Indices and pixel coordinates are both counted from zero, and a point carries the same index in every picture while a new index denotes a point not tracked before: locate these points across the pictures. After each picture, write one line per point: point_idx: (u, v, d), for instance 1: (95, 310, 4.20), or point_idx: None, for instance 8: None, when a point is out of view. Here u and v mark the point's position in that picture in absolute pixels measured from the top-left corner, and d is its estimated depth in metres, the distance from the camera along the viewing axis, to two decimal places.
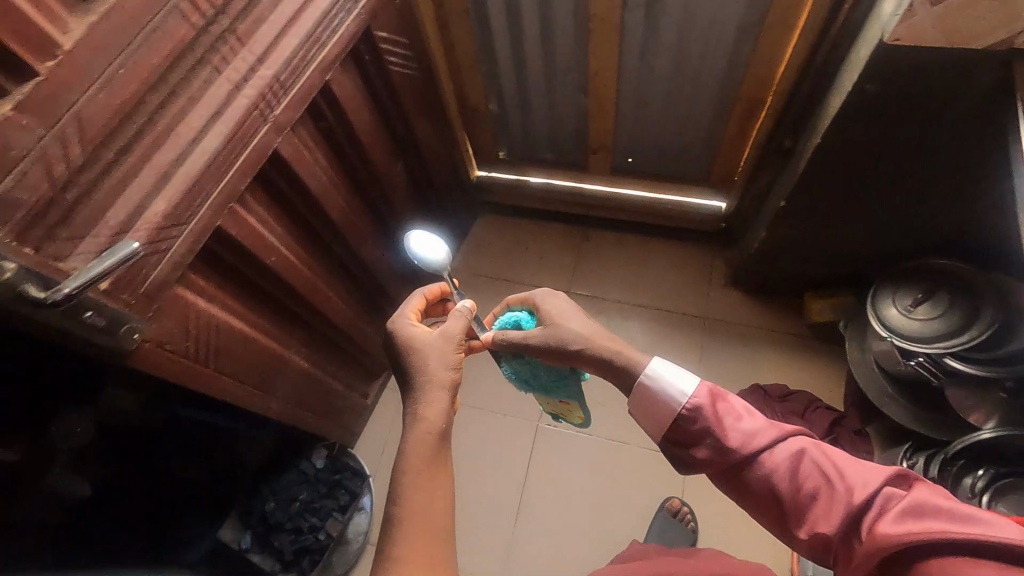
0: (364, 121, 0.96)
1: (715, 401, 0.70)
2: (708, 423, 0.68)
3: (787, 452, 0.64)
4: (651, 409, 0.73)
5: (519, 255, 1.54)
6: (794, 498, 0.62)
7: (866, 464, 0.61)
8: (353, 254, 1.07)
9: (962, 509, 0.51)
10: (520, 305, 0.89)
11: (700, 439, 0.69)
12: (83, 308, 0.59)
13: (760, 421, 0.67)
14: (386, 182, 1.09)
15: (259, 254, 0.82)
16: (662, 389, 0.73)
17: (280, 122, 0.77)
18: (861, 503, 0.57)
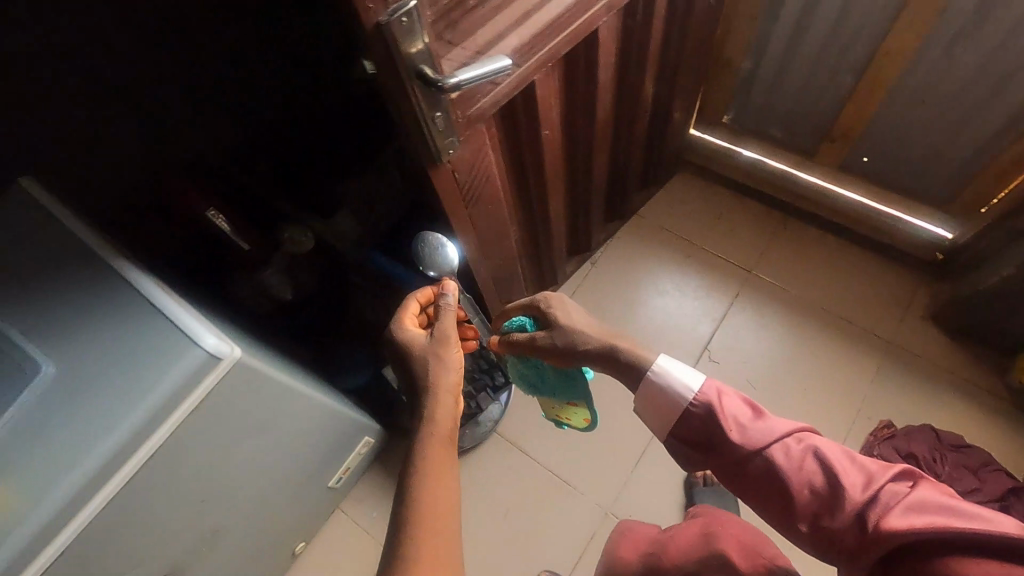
0: (657, 35, 0.97)
1: (718, 397, 0.69)
2: (714, 415, 0.68)
3: (789, 448, 0.62)
4: (660, 401, 0.73)
5: (709, 222, 1.52)
6: (797, 495, 0.60)
7: (862, 459, 0.60)
8: (591, 160, 1.10)
9: (961, 504, 0.52)
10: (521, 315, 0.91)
11: (710, 435, 0.68)
12: (436, 107, 0.66)
13: (765, 417, 0.66)
14: (642, 103, 1.11)
15: (541, 123, 0.87)
16: (668, 386, 0.73)
17: (611, 2, 0.80)
18: (864, 500, 0.56)
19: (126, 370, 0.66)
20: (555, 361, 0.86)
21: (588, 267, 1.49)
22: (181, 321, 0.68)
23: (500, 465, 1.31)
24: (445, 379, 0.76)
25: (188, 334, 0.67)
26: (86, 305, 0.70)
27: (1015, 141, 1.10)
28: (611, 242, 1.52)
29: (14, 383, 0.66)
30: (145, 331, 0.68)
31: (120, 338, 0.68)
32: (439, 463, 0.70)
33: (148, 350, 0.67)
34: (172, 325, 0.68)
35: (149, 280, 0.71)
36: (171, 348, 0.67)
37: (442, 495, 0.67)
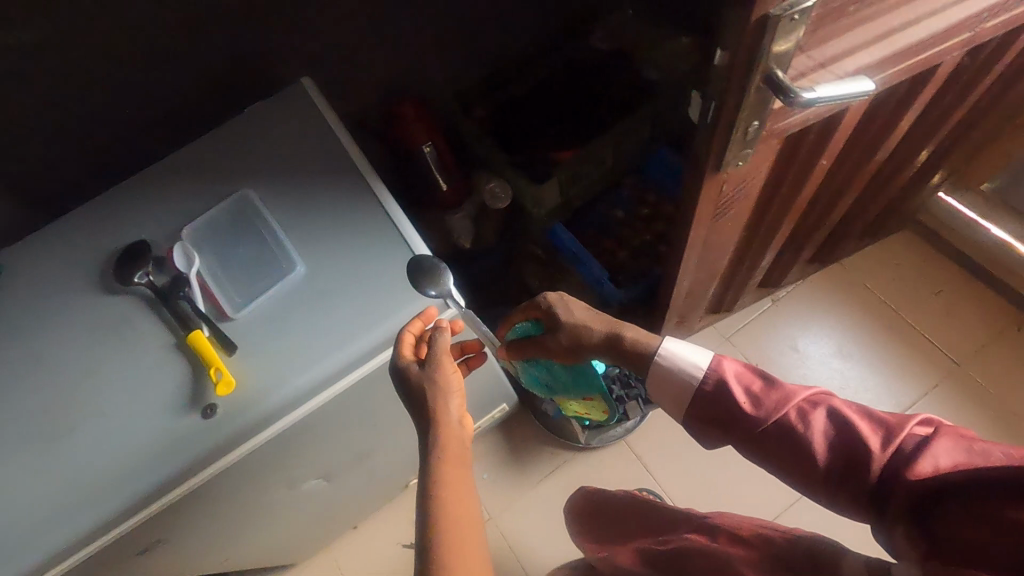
0: (984, 85, 0.83)
1: (722, 369, 0.63)
2: (725, 383, 0.62)
3: (804, 411, 0.57)
4: (672, 385, 0.66)
5: (921, 297, 1.34)
6: (821, 463, 0.54)
7: (878, 412, 0.55)
8: (836, 202, 0.99)
9: (988, 444, 0.48)
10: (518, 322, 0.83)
11: (727, 411, 0.61)
12: (760, 113, 0.58)
13: (776, 384, 0.60)
14: (919, 154, 0.96)
15: (824, 153, 0.77)
16: (681, 371, 0.65)
17: (971, 38, 0.68)
18: (887, 453, 0.51)
19: (370, 293, 0.69)
20: (563, 358, 0.80)
21: (768, 305, 1.36)
22: (426, 262, 0.70)
23: (618, 475, 1.27)
24: (446, 409, 0.61)
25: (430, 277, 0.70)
26: (340, 216, 0.73)
27: None
28: (802, 284, 1.38)
29: (267, 272, 0.70)
30: (392, 262, 0.70)
31: (369, 260, 0.71)
32: (452, 477, 0.58)
33: (393, 280, 0.70)
34: (417, 264, 0.70)
35: (403, 213, 0.73)
36: (415, 286, 0.70)
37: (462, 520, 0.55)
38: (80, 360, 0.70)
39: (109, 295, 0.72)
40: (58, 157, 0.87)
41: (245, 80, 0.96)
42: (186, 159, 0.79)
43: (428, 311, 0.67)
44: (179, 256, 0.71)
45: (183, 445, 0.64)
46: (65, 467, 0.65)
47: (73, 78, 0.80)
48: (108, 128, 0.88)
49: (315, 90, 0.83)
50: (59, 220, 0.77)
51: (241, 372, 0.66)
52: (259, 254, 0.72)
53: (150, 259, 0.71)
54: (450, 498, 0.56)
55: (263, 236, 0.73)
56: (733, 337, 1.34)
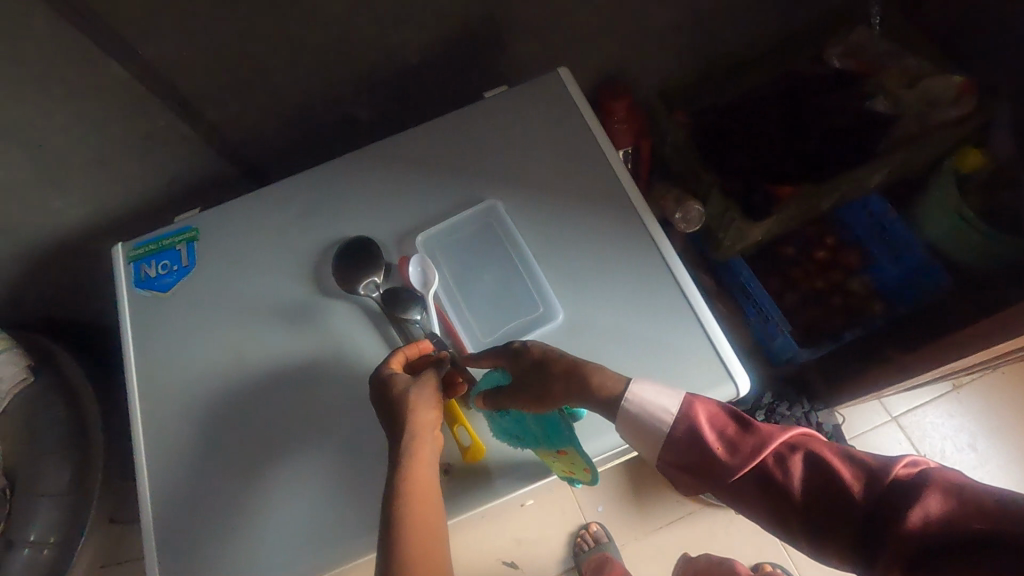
0: None
1: (699, 409, 0.51)
2: (697, 425, 0.50)
3: (782, 460, 0.46)
4: (635, 429, 0.52)
5: None
6: (802, 509, 0.45)
7: (858, 453, 0.46)
8: None
9: (981, 488, 0.40)
10: (483, 367, 0.59)
11: (706, 465, 0.49)
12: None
13: (753, 424, 0.50)
14: None
15: None
16: (647, 410, 0.52)
17: None
18: (869, 500, 0.43)
19: (649, 368, 0.56)
20: (531, 408, 0.55)
21: (946, 389, 1.22)
22: (722, 347, 0.57)
23: (747, 540, 1.16)
24: (421, 417, 0.52)
25: (726, 366, 0.56)
26: (608, 264, 0.60)
27: None
28: (993, 375, 1.22)
29: (518, 311, 0.60)
30: (676, 335, 0.58)
31: (648, 328, 0.58)
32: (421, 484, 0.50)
33: (676, 360, 0.57)
34: (713, 348, 0.57)
35: (690, 278, 0.60)
36: (704, 374, 0.56)
37: (426, 529, 0.48)
38: (280, 364, 0.61)
39: (325, 297, 0.62)
40: (258, 108, 0.75)
41: (472, 53, 0.82)
42: (427, 149, 0.67)
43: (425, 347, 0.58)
44: (415, 270, 0.60)
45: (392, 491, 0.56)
46: (256, 490, 0.58)
47: (309, 28, 0.67)
48: (322, 87, 0.76)
49: (573, 83, 0.69)
50: (270, 189, 0.67)
51: (491, 436, 0.61)
52: (509, 287, 0.61)
53: (381, 265, 0.61)
54: (418, 508, 0.49)
55: (513, 263, 0.62)
56: (902, 417, 1.21)
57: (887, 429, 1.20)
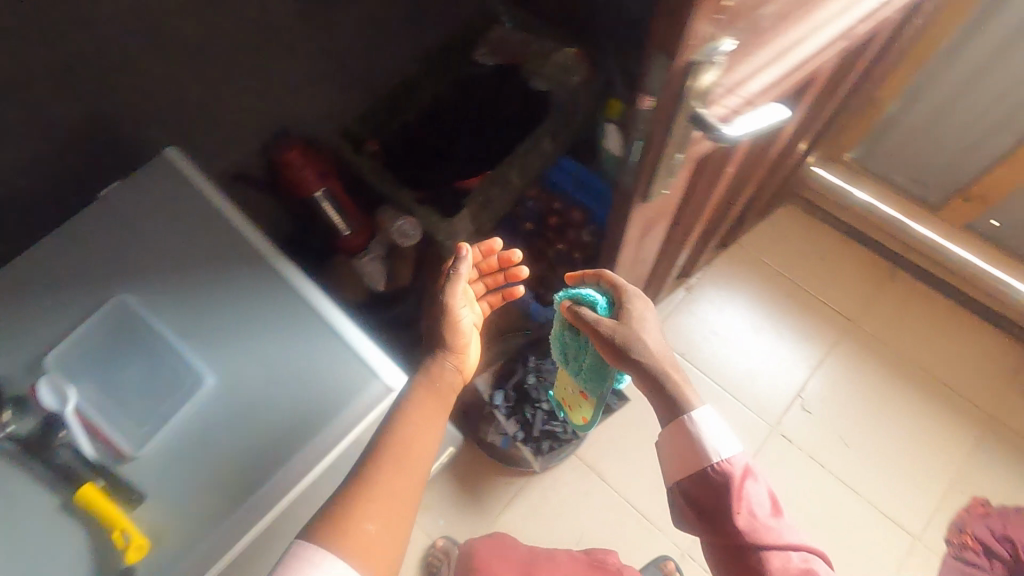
0: (856, 73, 0.89)
1: (746, 478, 0.63)
2: (739, 493, 0.61)
3: (788, 562, 0.58)
4: (685, 451, 0.65)
5: (813, 261, 1.45)
6: None
7: None
8: (736, 193, 1.02)
9: None
10: (605, 302, 0.72)
11: (719, 515, 0.62)
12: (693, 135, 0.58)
13: (778, 518, 0.61)
14: (801, 139, 1.03)
15: (727, 163, 0.80)
16: (703, 443, 0.64)
17: (848, 44, 0.72)
18: None
19: (299, 394, 0.59)
20: (608, 355, 0.69)
21: (682, 293, 1.42)
22: (361, 349, 0.61)
23: (575, 489, 1.26)
24: (463, 342, 0.69)
25: (368, 365, 0.60)
26: (248, 313, 0.62)
27: None
28: (711, 269, 1.45)
29: (171, 391, 0.60)
30: (318, 356, 0.60)
31: (294, 358, 0.60)
32: (424, 416, 0.60)
33: (327, 379, 0.60)
34: (354, 353, 0.60)
35: (325, 296, 0.63)
36: (351, 381, 0.60)
37: (414, 449, 0.58)
38: None
39: None
40: None
41: None
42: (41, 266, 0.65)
43: (513, 257, 0.81)
44: (48, 392, 0.57)
45: (250, 492, 0.56)
46: None
47: None
48: None
49: (185, 158, 0.69)
50: None
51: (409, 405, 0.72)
52: (163, 371, 0.61)
53: (8, 404, 0.56)
54: (414, 430, 0.58)
55: (159, 346, 0.62)
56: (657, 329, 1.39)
57: None
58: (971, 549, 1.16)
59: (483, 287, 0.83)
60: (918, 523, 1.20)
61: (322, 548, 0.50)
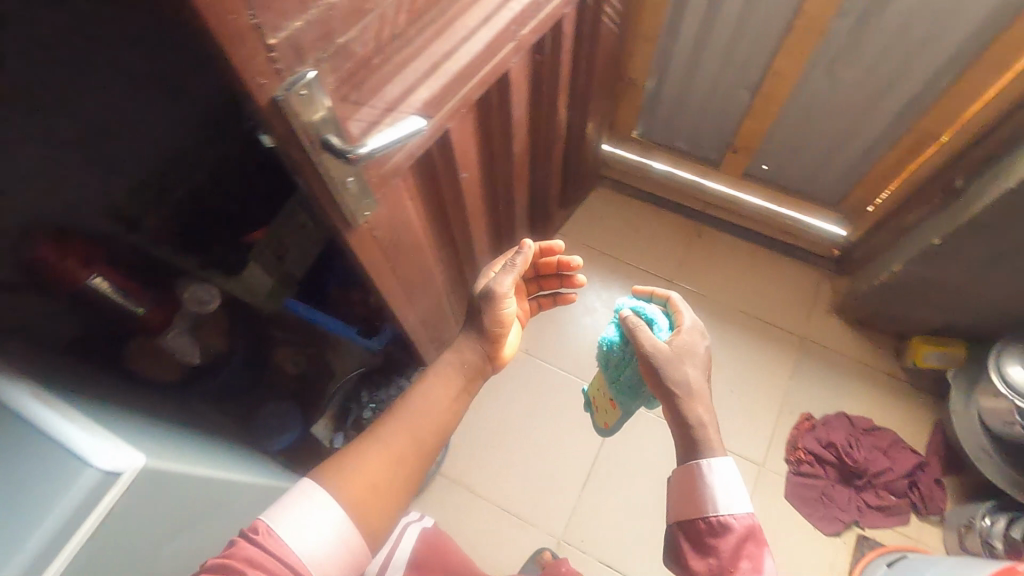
0: (569, 62, 0.97)
1: (749, 538, 0.65)
2: (736, 550, 0.64)
3: None
4: (694, 499, 0.68)
5: (629, 235, 1.55)
6: None
7: None
8: (507, 191, 1.08)
9: None
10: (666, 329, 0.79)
11: (714, 565, 0.64)
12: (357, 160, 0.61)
13: None
14: (555, 130, 1.10)
15: (457, 169, 0.84)
16: (713, 497, 0.67)
17: (521, 43, 0.77)
18: None
19: None
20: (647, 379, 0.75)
21: None
22: (63, 436, 0.48)
23: (448, 510, 1.26)
24: (501, 331, 0.89)
25: (74, 454, 0.47)
26: None
27: (891, 148, 1.19)
28: None
29: None
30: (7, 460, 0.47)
31: None
32: (441, 389, 0.84)
33: (24, 478, 0.46)
34: (56, 443, 0.48)
35: (25, 396, 0.52)
36: (48, 475, 0.46)
37: (421, 414, 0.80)
38: None
39: None
40: None
41: None
42: None
43: (570, 263, 0.96)
44: None
45: None
46: None
47: None
48: None
49: None
50: None
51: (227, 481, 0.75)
52: None
53: None
54: (427, 399, 0.82)
55: None
56: None
57: None
58: (806, 462, 1.26)
59: (537, 284, 1.01)
60: (761, 453, 1.29)
61: (324, 470, 0.69)
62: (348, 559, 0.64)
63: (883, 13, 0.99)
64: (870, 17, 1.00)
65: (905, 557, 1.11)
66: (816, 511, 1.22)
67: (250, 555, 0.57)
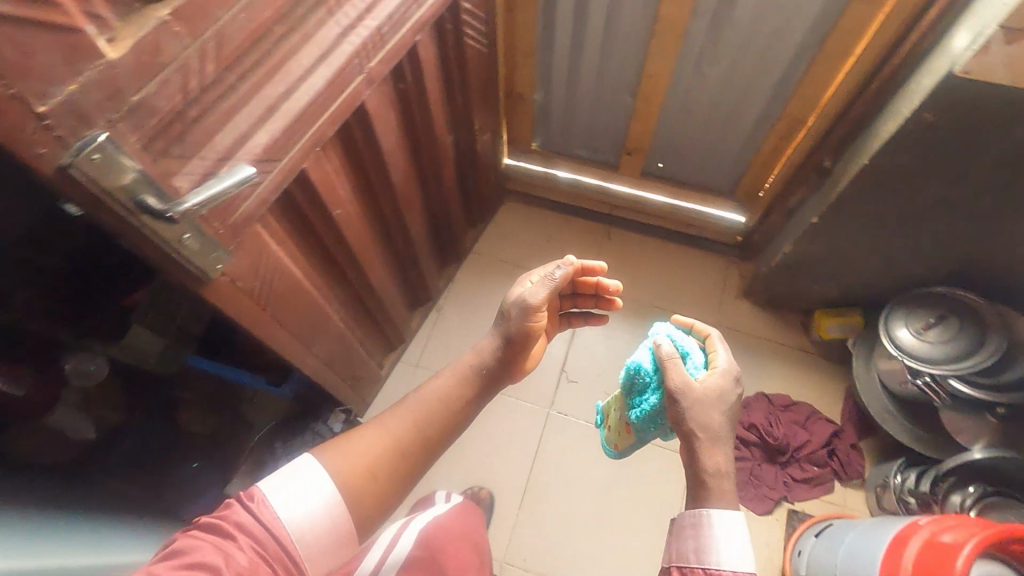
0: (437, 85, 0.97)
1: None
2: None
3: None
4: (693, 546, 0.64)
5: (542, 245, 1.56)
6: None
7: None
8: (398, 219, 1.06)
9: None
10: (702, 371, 0.73)
11: None
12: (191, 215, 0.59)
13: None
14: (440, 153, 1.09)
15: (329, 206, 0.82)
16: (711, 545, 0.63)
17: (372, 74, 0.76)
18: None
19: None
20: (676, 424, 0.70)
21: (433, 316, 1.46)
22: None
23: None
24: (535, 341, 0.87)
25: None
26: None
27: (768, 135, 1.24)
28: (454, 284, 1.51)
29: None
30: None
31: None
32: (455, 376, 0.81)
33: None
34: None
35: None
36: None
37: (428, 401, 0.77)
38: None
39: None
40: None
41: None
42: None
43: (611, 287, 0.96)
44: None
45: None
46: None
47: None
48: None
49: None
50: None
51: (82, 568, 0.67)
52: None
53: None
54: (437, 387, 0.79)
55: None
56: (420, 360, 1.41)
57: (414, 376, 1.39)
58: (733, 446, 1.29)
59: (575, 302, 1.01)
60: None
61: (329, 445, 0.70)
62: (335, 542, 0.63)
63: (733, 11, 1.03)
64: (723, 15, 1.05)
65: (830, 525, 1.14)
66: (746, 492, 1.25)
67: (240, 522, 0.58)
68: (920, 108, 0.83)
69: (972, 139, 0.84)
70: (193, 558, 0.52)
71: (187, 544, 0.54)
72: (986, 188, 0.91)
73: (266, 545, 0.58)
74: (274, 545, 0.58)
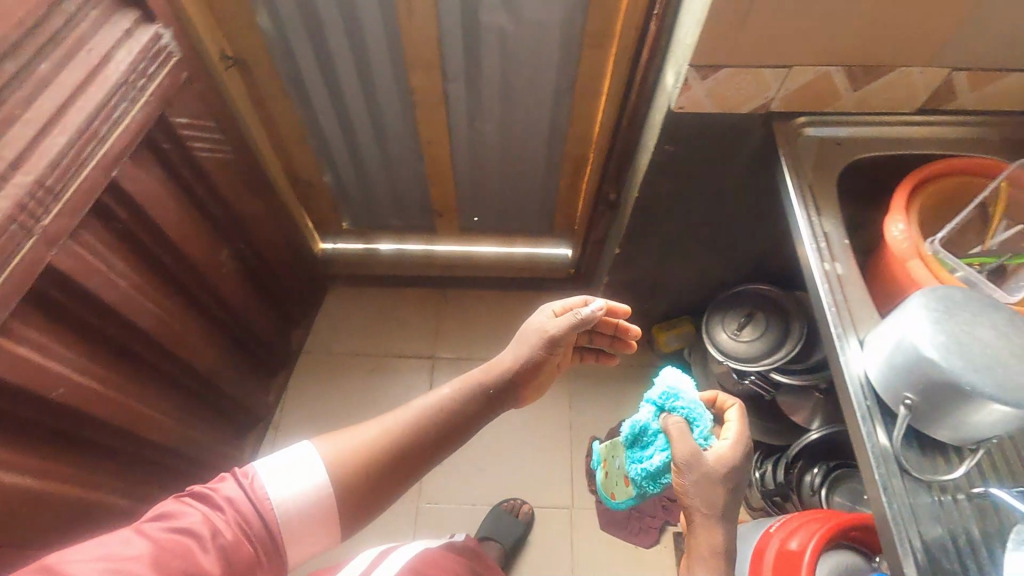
0: (173, 209, 0.86)
1: None
2: None
3: None
4: None
5: (378, 325, 1.47)
6: None
7: None
8: (174, 358, 0.93)
9: None
10: (716, 444, 0.66)
11: None
12: None
13: None
14: (209, 273, 0.98)
15: (41, 391, 0.68)
16: None
17: (52, 233, 0.64)
18: None
19: None
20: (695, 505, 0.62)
21: (270, 435, 1.31)
22: None
23: None
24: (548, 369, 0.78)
25: None
26: None
27: (560, 174, 1.26)
28: (289, 392, 1.37)
29: None
30: None
31: None
32: (472, 380, 0.73)
33: None
34: None
35: None
36: None
37: (435, 409, 0.68)
38: None
39: None
40: None
41: None
42: None
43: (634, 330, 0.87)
44: None
45: None
46: None
47: None
48: None
49: None
50: None
51: None
52: None
53: None
54: (451, 392, 0.71)
55: None
56: None
57: None
58: None
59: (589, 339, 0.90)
60: (567, 498, 1.27)
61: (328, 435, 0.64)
62: (314, 522, 0.59)
63: (481, 72, 1.03)
64: (474, 76, 1.04)
65: None
66: (629, 528, 1.23)
67: (229, 496, 0.56)
68: (662, 141, 0.85)
69: (713, 160, 0.88)
70: (179, 524, 0.51)
71: (177, 508, 0.53)
72: (743, 198, 0.96)
73: (249, 521, 0.56)
74: (259, 524, 0.56)
